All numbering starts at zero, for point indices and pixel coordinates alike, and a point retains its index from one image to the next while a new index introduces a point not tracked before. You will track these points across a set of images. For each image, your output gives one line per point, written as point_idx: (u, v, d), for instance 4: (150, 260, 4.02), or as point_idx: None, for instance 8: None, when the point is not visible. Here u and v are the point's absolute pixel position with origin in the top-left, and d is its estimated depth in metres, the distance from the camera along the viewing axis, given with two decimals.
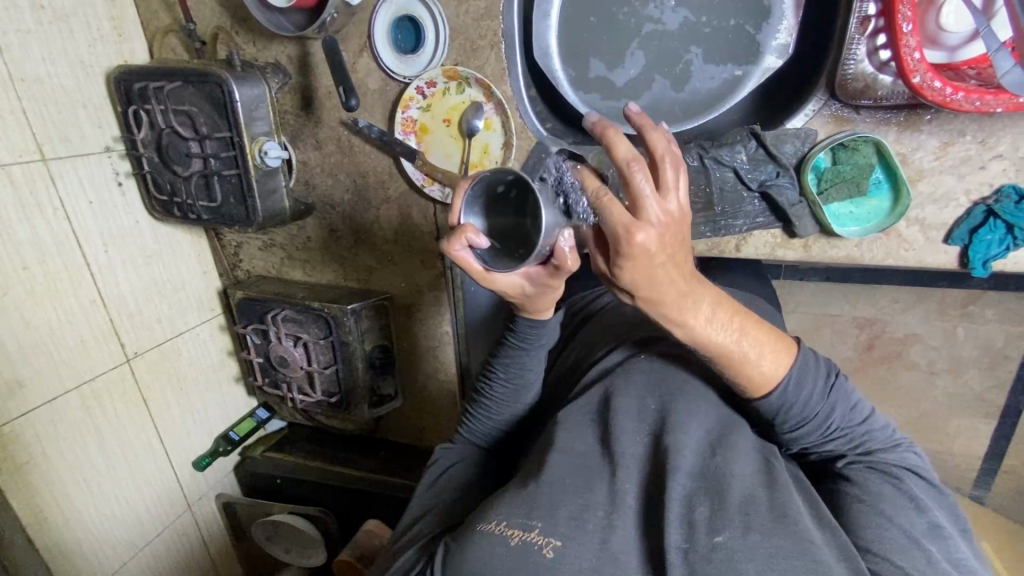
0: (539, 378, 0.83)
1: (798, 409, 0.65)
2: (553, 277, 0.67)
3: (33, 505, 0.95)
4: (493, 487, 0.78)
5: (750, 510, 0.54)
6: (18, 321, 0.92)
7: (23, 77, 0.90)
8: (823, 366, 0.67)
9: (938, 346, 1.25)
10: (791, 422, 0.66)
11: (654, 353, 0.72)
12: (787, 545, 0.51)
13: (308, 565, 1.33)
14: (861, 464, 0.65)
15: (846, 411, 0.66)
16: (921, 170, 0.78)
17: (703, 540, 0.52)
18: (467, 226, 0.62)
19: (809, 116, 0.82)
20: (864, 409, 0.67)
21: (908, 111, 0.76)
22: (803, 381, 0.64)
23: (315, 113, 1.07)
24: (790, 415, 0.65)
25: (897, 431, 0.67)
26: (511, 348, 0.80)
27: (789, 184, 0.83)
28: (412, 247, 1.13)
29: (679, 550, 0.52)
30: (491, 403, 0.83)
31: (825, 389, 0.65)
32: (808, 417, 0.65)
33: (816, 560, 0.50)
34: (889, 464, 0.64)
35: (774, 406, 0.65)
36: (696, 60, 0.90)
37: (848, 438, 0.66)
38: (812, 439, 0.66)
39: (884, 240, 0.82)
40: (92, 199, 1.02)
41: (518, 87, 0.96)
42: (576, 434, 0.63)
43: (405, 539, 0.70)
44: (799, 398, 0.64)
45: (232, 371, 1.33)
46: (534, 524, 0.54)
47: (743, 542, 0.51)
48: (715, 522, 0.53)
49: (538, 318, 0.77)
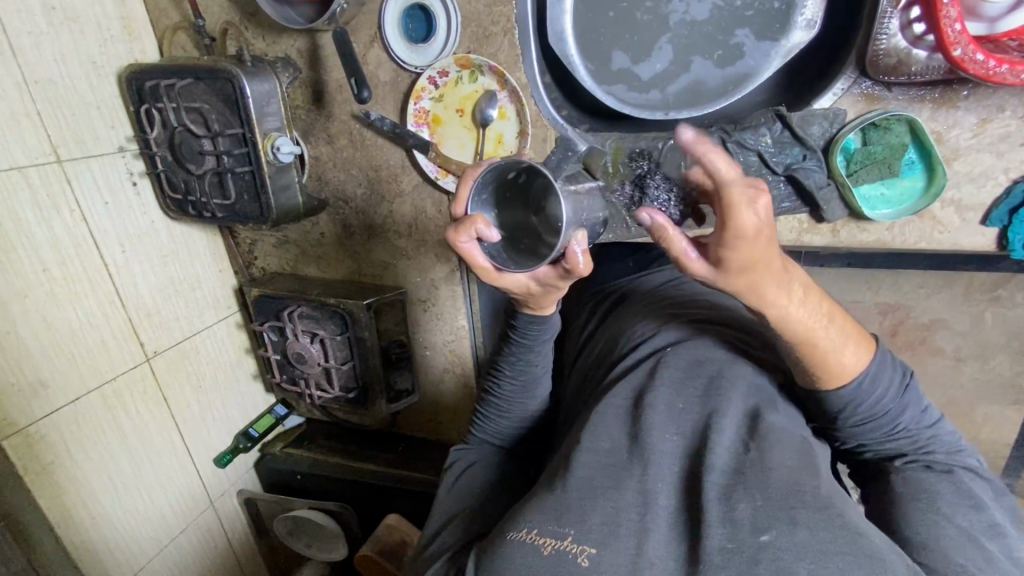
0: (547, 372, 0.82)
1: (869, 407, 0.62)
2: (560, 279, 0.66)
3: (62, 506, 0.96)
4: (518, 491, 0.76)
5: (795, 503, 0.51)
6: (41, 323, 0.93)
7: (36, 79, 0.90)
8: (900, 369, 0.64)
9: (967, 332, 1.21)
10: (856, 419, 0.63)
11: (689, 347, 0.69)
12: (836, 538, 0.49)
13: (330, 560, 1.34)
14: (921, 464, 0.63)
15: (916, 413, 0.64)
16: (957, 149, 0.75)
17: (747, 539, 0.50)
18: (477, 217, 0.62)
19: (838, 94, 0.78)
20: (933, 414, 0.65)
21: (943, 87, 0.73)
22: (880, 378, 0.62)
23: (326, 107, 1.06)
24: (856, 411, 0.63)
25: (959, 435, 0.66)
26: (517, 344, 0.79)
27: (816, 167, 0.80)
28: (427, 240, 1.12)
29: (722, 549, 0.50)
30: (501, 400, 0.82)
31: (902, 387, 0.63)
32: (877, 415, 0.63)
33: (871, 559, 0.48)
34: (950, 464, 0.63)
35: (842, 401, 0.62)
36: (746, 41, 0.87)
37: (913, 438, 0.64)
38: (873, 436, 0.64)
39: (918, 222, 0.79)
40: (108, 200, 1.02)
41: (533, 72, 0.93)
42: (602, 430, 0.61)
43: (430, 549, 0.67)
44: (871, 396, 0.62)
45: (250, 369, 1.34)
46: (567, 532, 0.53)
47: (790, 537, 0.49)
48: (759, 520, 0.51)
49: (539, 314, 0.76)
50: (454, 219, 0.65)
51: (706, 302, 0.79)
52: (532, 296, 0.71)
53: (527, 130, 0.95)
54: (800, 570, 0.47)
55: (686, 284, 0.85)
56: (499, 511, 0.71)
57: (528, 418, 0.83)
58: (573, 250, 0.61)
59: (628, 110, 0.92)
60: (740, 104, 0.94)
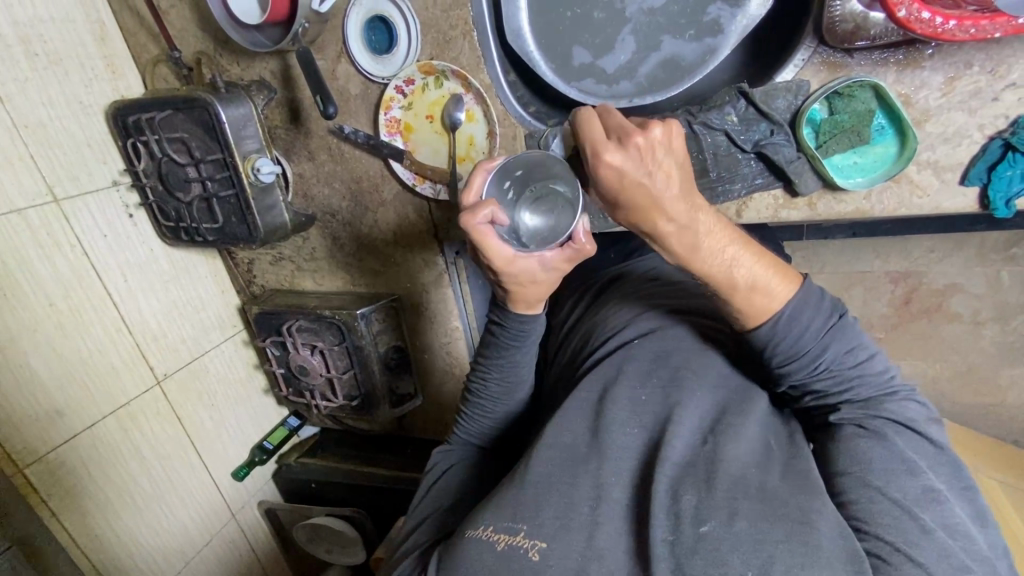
0: (529, 372, 0.82)
1: (786, 345, 0.62)
2: (568, 261, 0.66)
3: (88, 527, 1.02)
4: (493, 487, 0.77)
5: (738, 495, 0.52)
6: (52, 354, 0.97)
7: (28, 123, 0.94)
8: (828, 303, 0.63)
9: (983, 294, 1.17)
10: (778, 358, 0.63)
11: (655, 339, 0.69)
12: (771, 529, 0.49)
13: (349, 563, 1.37)
14: (852, 422, 0.61)
15: (844, 351, 0.62)
16: (927, 110, 0.73)
17: (687, 532, 0.50)
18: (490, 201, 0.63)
19: (799, 66, 0.77)
20: (865, 354, 0.63)
21: (906, 48, 0.71)
22: (799, 318, 0.62)
23: (304, 125, 1.08)
24: (779, 349, 0.63)
25: (897, 380, 0.63)
26: (501, 345, 0.79)
27: (785, 141, 0.78)
28: (413, 245, 1.14)
29: (665, 543, 0.50)
30: (485, 401, 0.83)
31: (825, 326, 0.62)
32: (797, 355, 0.63)
33: (813, 550, 0.48)
34: (876, 418, 0.60)
35: (762, 343, 0.63)
36: (723, 13, 0.84)
37: (840, 380, 0.62)
38: (799, 378, 0.64)
39: (895, 188, 0.78)
40: (106, 232, 1.06)
41: (497, 72, 0.94)
42: (564, 427, 0.62)
43: (406, 547, 0.69)
44: (790, 334, 0.62)
45: (260, 384, 1.38)
46: (520, 528, 0.54)
47: (728, 530, 0.49)
48: (701, 512, 0.51)
49: (525, 315, 0.76)
50: (467, 207, 0.64)
51: (682, 289, 0.79)
52: (534, 286, 0.70)
53: (495, 129, 0.95)
54: (734, 561, 0.48)
55: (662, 271, 0.85)
56: (473, 508, 0.72)
57: (508, 417, 0.84)
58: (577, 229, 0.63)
59: (592, 101, 0.92)
60: (708, 83, 0.93)
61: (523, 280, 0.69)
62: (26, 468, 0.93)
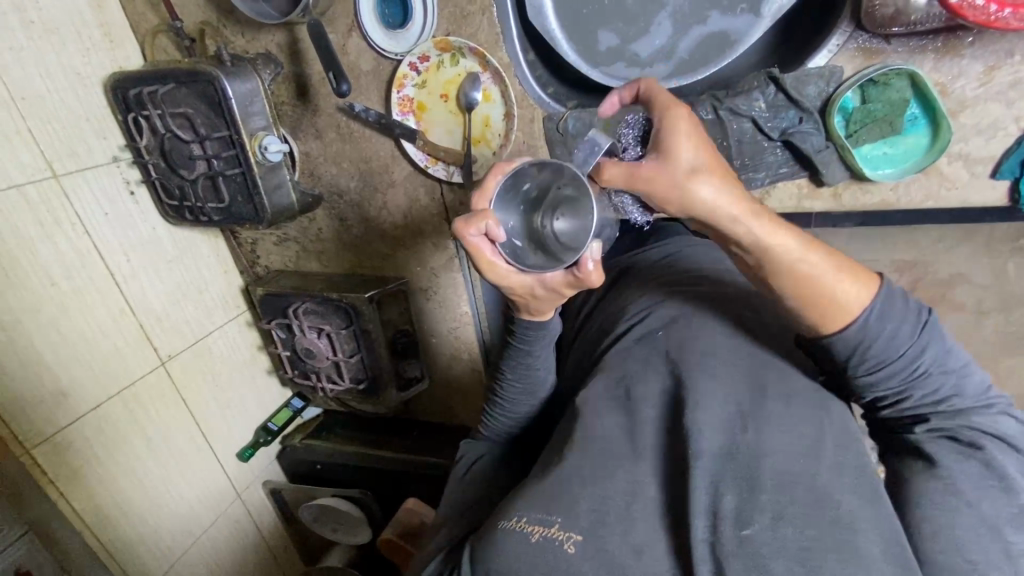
0: (549, 374, 0.81)
1: (876, 349, 0.59)
2: (568, 286, 0.65)
3: (96, 507, 1.01)
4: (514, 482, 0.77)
5: (786, 497, 0.52)
6: (55, 335, 0.95)
7: (24, 96, 0.90)
8: (914, 308, 0.60)
9: (989, 284, 1.16)
10: (867, 365, 0.60)
11: (683, 328, 0.67)
12: (820, 535, 0.50)
13: (358, 542, 1.38)
14: (939, 432, 0.60)
15: (938, 356, 0.60)
16: (963, 100, 0.71)
17: (729, 534, 0.50)
18: (488, 214, 0.61)
19: (833, 51, 0.74)
20: (956, 363, 0.61)
21: (946, 36, 0.69)
22: (885, 316, 0.58)
23: (311, 102, 1.05)
24: (867, 357, 0.59)
25: (988, 390, 0.61)
26: (519, 351, 0.79)
27: (813, 129, 0.77)
28: (423, 229, 1.12)
29: (706, 543, 0.51)
30: (508, 403, 0.82)
31: (915, 327, 0.59)
32: (887, 359, 0.59)
33: (852, 558, 0.49)
34: (960, 429, 0.59)
35: (848, 347, 0.59)
36: None
37: (931, 393, 0.60)
38: (890, 386, 0.61)
39: (924, 180, 0.76)
40: (108, 210, 1.03)
41: (516, 51, 0.91)
42: (591, 422, 0.62)
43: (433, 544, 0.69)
44: (880, 336, 0.58)
45: (264, 364, 1.37)
46: (554, 519, 0.54)
47: (771, 534, 0.50)
48: (743, 514, 0.51)
49: (542, 320, 0.75)
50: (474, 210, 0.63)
51: (709, 271, 0.77)
52: (534, 299, 0.71)
53: (512, 111, 0.93)
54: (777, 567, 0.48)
55: (682, 259, 0.83)
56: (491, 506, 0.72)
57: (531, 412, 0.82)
58: (584, 260, 0.61)
59: (616, 84, 0.89)
60: (733, 68, 0.91)
61: (520, 292, 0.69)
62: (32, 449, 0.91)
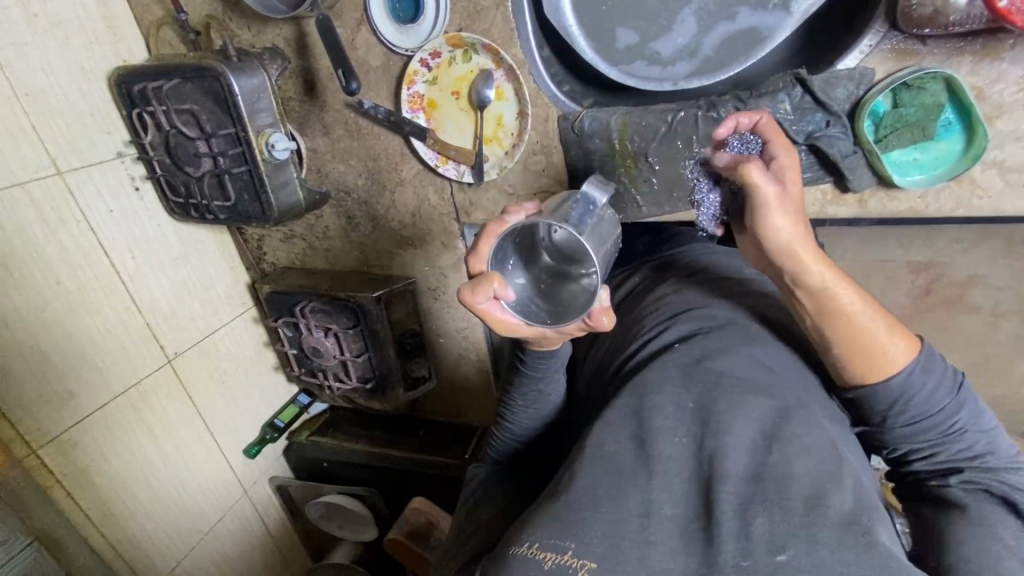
0: (557, 395, 0.80)
1: (918, 400, 0.61)
2: (583, 331, 0.66)
3: (104, 505, 1.01)
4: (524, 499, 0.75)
5: (817, 519, 0.49)
6: (60, 334, 0.94)
7: (26, 90, 0.88)
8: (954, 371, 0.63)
9: (1006, 288, 1.13)
10: (910, 415, 0.62)
11: (697, 348, 0.66)
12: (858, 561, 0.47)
13: (364, 539, 1.38)
14: (978, 484, 0.61)
15: (973, 414, 0.63)
16: (1000, 106, 0.68)
17: (762, 559, 0.48)
18: (492, 277, 0.63)
19: (864, 52, 0.71)
20: (987, 423, 0.63)
21: (985, 38, 0.66)
22: (930, 371, 0.61)
23: (319, 98, 1.02)
24: (907, 409, 0.61)
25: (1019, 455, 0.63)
26: (526, 374, 0.78)
27: (840, 134, 0.74)
28: (431, 229, 1.09)
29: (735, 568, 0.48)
30: (516, 425, 0.81)
31: (954, 386, 0.62)
32: (927, 412, 0.62)
33: None
34: (991, 481, 0.60)
35: (890, 398, 0.61)
36: None
37: (966, 446, 0.62)
38: (927, 439, 0.63)
39: (955, 188, 0.73)
40: (113, 207, 1.01)
41: (530, 47, 0.88)
42: (608, 437, 0.60)
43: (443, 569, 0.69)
44: (923, 388, 0.61)
45: (270, 362, 1.36)
46: (568, 545, 0.52)
47: (809, 560, 0.47)
48: (776, 538, 0.49)
49: (550, 348, 0.75)
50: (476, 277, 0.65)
51: (727, 289, 0.76)
52: (547, 340, 0.71)
53: (526, 109, 0.90)
54: None
55: (701, 272, 0.81)
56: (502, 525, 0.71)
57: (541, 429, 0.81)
58: (596, 308, 0.62)
59: (634, 84, 0.86)
60: (754, 67, 0.88)
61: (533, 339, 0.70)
62: (38, 449, 0.91)
